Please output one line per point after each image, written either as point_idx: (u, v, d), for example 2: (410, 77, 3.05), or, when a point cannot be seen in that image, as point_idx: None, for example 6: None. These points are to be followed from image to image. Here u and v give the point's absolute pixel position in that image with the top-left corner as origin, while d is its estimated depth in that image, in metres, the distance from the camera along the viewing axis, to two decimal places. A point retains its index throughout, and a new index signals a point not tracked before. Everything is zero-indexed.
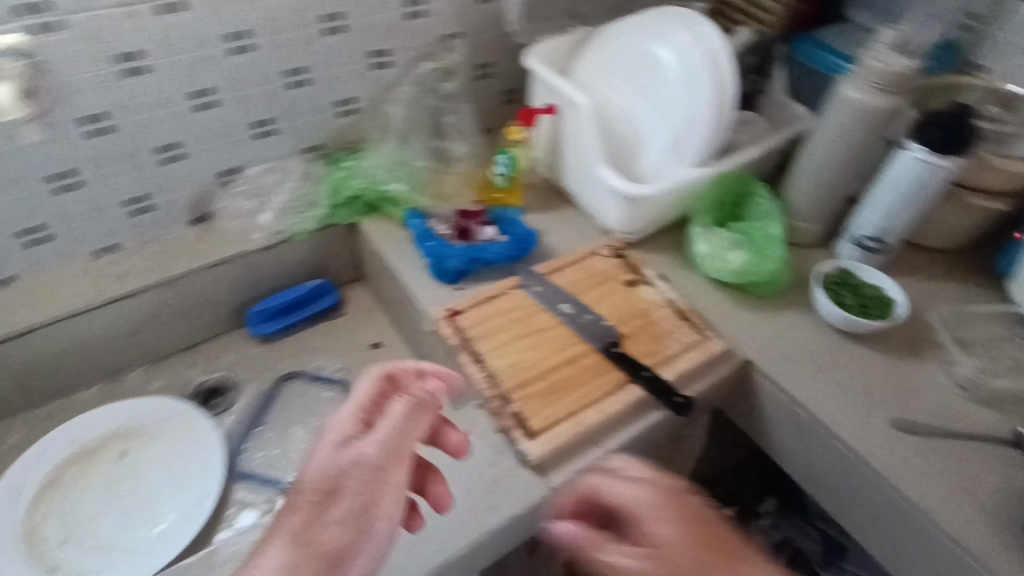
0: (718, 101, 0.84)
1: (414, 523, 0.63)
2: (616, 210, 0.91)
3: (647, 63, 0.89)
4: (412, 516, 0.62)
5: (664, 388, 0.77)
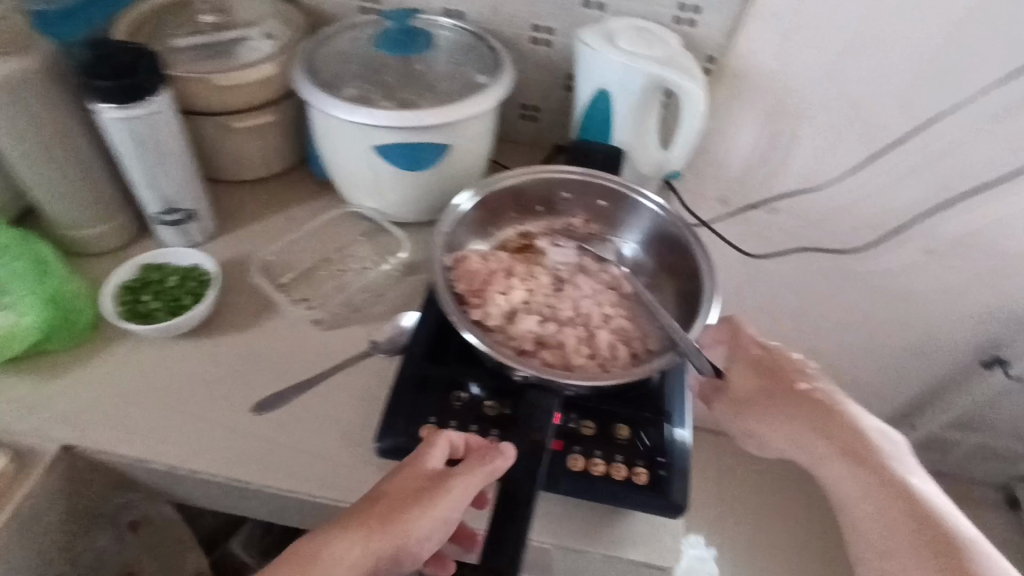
0: (588, 55, 0.75)
1: (498, 456, 0.51)
2: (182, 179, 0.69)
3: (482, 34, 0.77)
4: (480, 460, 0.51)
5: (477, 421, 0.58)
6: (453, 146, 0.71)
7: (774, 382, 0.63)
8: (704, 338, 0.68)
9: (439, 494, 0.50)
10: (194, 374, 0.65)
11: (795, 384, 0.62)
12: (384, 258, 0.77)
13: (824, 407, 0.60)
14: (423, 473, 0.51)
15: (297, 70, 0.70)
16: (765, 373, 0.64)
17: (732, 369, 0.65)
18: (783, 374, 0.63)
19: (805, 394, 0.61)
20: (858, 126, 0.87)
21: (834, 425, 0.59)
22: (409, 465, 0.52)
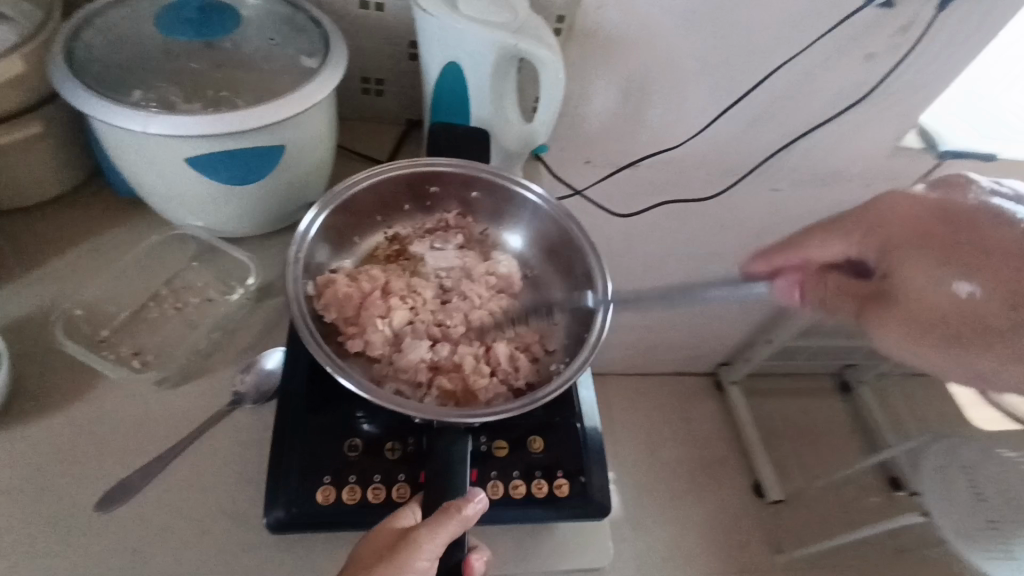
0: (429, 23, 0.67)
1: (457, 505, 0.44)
2: None
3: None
4: (445, 511, 0.44)
5: (377, 471, 0.52)
6: (290, 145, 0.59)
7: (938, 223, 0.56)
8: (814, 243, 0.60)
9: (405, 553, 0.43)
10: (2, 481, 0.50)
11: (986, 220, 0.56)
12: (230, 287, 0.65)
13: (997, 253, 0.54)
14: (396, 533, 0.45)
15: (55, 66, 0.53)
16: (941, 217, 0.57)
17: (901, 247, 0.57)
18: (976, 237, 0.55)
19: (959, 296, 0.54)
20: (713, 79, 0.88)
21: (1022, 269, 0.54)
22: (383, 527, 0.46)
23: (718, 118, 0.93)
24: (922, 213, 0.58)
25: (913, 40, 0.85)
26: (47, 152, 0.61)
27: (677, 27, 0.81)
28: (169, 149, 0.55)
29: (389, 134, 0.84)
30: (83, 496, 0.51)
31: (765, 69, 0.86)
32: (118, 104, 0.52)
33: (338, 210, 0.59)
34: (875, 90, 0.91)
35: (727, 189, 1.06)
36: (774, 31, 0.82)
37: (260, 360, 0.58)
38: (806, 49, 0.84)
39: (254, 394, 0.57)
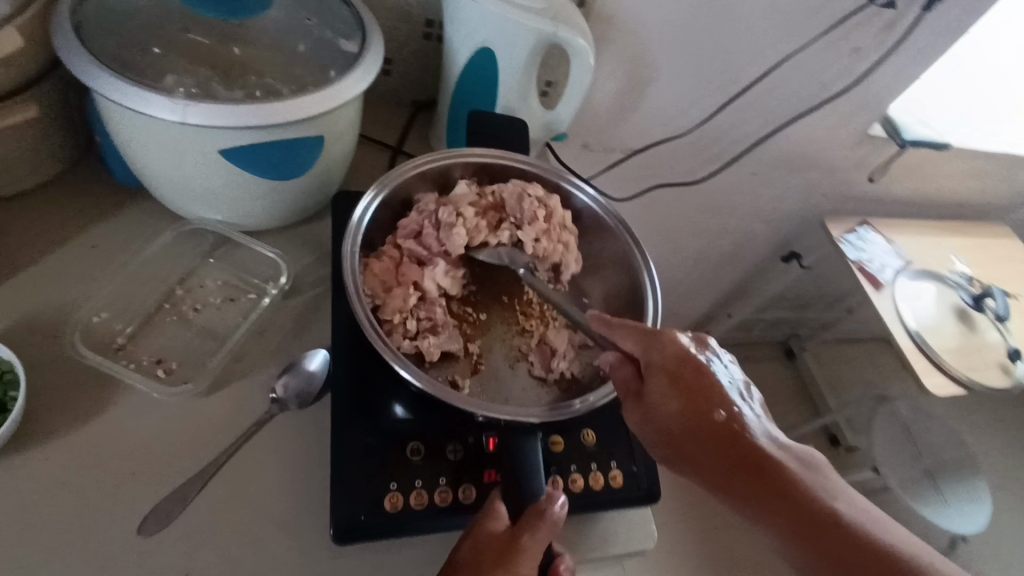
0: (458, 10, 0.65)
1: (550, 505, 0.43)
2: None
3: None
4: (537, 515, 0.42)
5: (438, 471, 0.51)
6: (327, 136, 0.56)
7: (694, 381, 0.48)
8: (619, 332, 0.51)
9: (512, 566, 0.41)
10: (39, 504, 0.46)
11: (710, 385, 0.48)
12: (254, 284, 0.61)
13: (738, 451, 0.46)
14: (491, 540, 0.43)
15: (65, 40, 0.47)
16: (684, 373, 0.48)
17: (654, 377, 0.48)
18: (706, 399, 0.47)
19: (670, 419, 0.47)
20: (714, 67, 0.90)
21: (757, 469, 0.46)
22: (473, 535, 0.43)
23: (714, 109, 0.96)
24: (675, 418, 0.47)
25: (896, 36, 0.91)
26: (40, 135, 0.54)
27: (684, 16, 0.82)
28: (201, 142, 0.50)
29: (396, 116, 0.80)
30: (125, 517, 0.47)
31: (764, 61, 0.90)
32: (146, 88, 0.47)
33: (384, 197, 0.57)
34: (855, 81, 0.96)
35: (711, 174, 1.10)
36: (776, 24, 0.85)
37: (302, 361, 0.56)
38: (803, 43, 0.88)
39: (297, 399, 0.54)
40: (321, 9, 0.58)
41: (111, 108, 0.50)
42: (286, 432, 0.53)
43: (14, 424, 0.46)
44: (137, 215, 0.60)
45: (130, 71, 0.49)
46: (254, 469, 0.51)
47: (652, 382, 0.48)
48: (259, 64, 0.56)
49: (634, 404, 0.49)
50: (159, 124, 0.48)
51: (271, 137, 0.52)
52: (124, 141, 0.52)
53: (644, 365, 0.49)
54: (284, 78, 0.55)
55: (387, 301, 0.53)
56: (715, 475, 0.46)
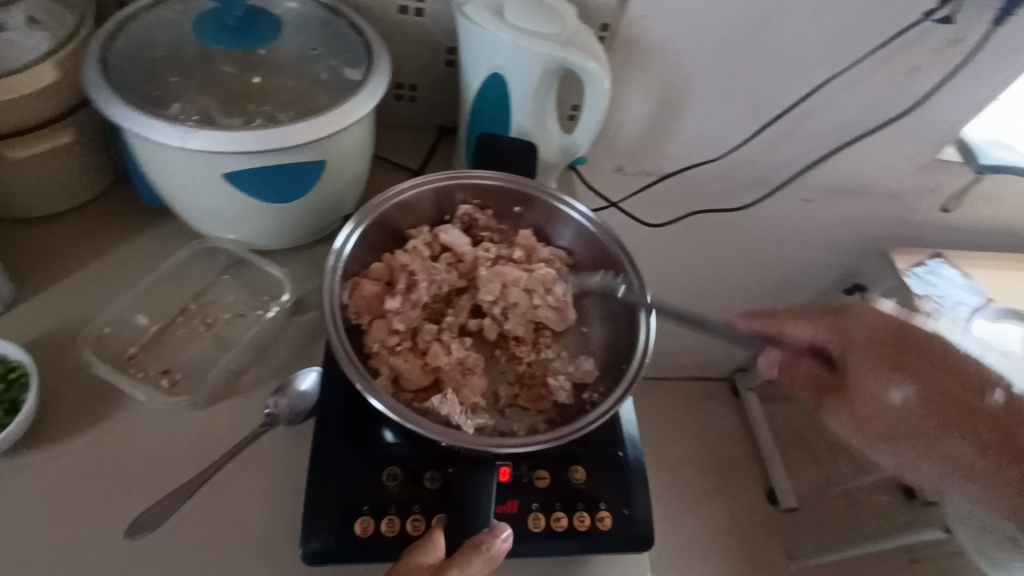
0: (469, 38, 0.66)
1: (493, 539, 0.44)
2: None
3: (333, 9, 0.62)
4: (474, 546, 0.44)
5: (412, 498, 0.50)
6: (330, 160, 0.57)
7: (890, 345, 0.59)
8: (791, 325, 0.61)
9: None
10: (40, 503, 0.49)
11: (930, 347, 0.59)
12: (262, 301, 0.63)
13: (918, 407, 0.57)
14: (422, 570, 0.44)
15: (90, 74, 0.52)
16: (895, 343, 0.59)
17: (855, 352, 0.59)
18: (927, 365, 0.58)
19: (896, 407, 0.57)
20: (754, 89, 0.85)
21: (986, 427, 0.57)
22: (404, 562, 0.45)
23: (756, 132, 0.91)
24: (863, 326, 0.60)
25: (964, 53, 0.83)
26: (74, 159, 0.60)
27: (717, 39, 0.79)
28: (207, 167, 0.53)
29: (420, 140, 0.82)
30: (113, 521, 0.49)
31: (810, 82, 0.84)
32: (155, 117, 0.51)
33: (380, 220, 0.59)
34: (918, 103, 0.88)
35: (759, 200, 1.04)
36: (821, 45, 0.80)
37: (294, 380, 0.57)
38: (853, 63, 0.82)
39: (287, 416, 0.55)
40: (333, 40, 0.61)
41: (130, 136, 0.54)
42: (272, 448, 0.54)
43: (22, 425, 0.50)
44: (162, 234, 0.65)
45: (145, 102, 0.52)
46: (239, 483, 0.53)
47: (857, 366, 0.59)
48: (270, 94, 0.58)
49: (838, 400, 0.60)
50: (167, 152, 0.51)
51: (272, 162, 0.54)
52: (144, 167, 0.56)
53: (838, 350, 0.61)
54: (291, 105, 0.57)
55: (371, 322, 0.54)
56: (928, 384, 0.57)
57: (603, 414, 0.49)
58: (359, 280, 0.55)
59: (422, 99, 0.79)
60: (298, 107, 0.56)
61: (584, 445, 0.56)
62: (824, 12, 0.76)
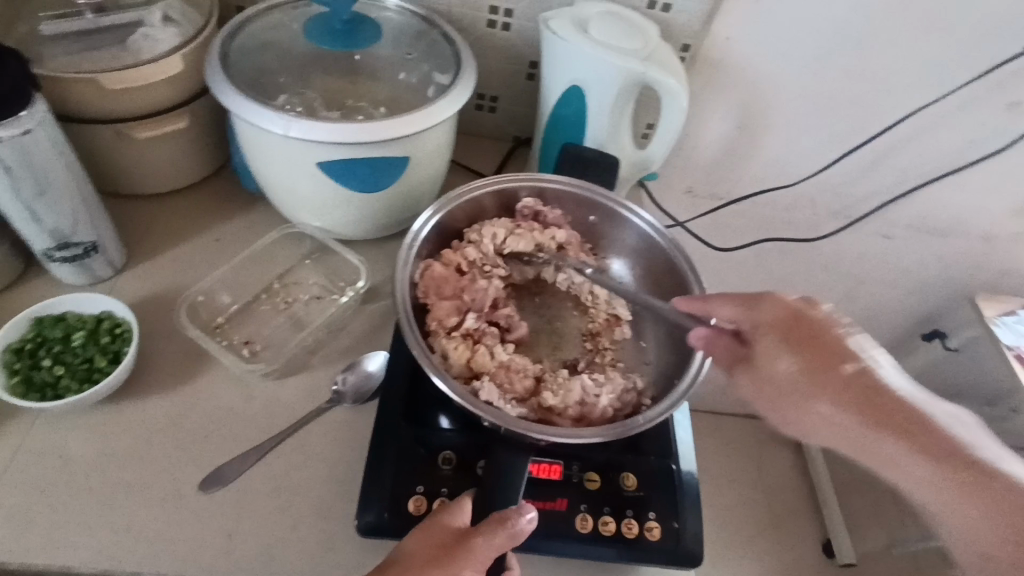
0: (552, 53, 0.68)
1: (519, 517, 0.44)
2: (78, 210, 0.56)
3: (429, 20, 0.66)
4: (499, 522, 0.44)
5: (463, 481, 0.52)
6: (414, 157, 0.61)
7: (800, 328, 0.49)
8: (716, 303, 0.53)
9: (459, 563, 0.43)
10: (130, 448, 0.54)
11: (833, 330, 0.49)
12: (339, 287, 0.67)
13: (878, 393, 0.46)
14: (448, 533, 0.45)
15: (212, 65, 0.57)
16: (800, 328, 0.49)
17: (760, 338, 0.50)
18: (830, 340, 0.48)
19: (788, 376, 0.48)
20: (836, 115, 0.84)
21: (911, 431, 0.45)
22: (431, 525, 0.45)
23: (835, 159, 0.89)
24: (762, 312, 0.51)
25: None
26: (185, 144, 0.66)
27: (802, 65, 0.79)
28: (303, 156, 0.58)
29: (495, 150, 0.85)
30: (189, 473, 0.53)
31: (898, 110, 0.82)
32: (264, 106, 0.55)
33: (456, 212, 0.62)
34: (1015, 141, 0.84)
35: (833, 232, 1.01)
36: (910, 76, 0.78)
37: (362, 360, 0.60)
38: (944, 93, 0.80)
39: (354, 394, 0.58)
40: (426, 49, 0.65)
41: (239, 124, 0.59)
42: (337, 423, 0.57)
43: (122, 376, 0.55)
44: (255, 220, 0.70)
45: (257, 94, 0.58)
46: (304, 453, 0.56)
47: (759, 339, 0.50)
48: (364, 94, 0.62)
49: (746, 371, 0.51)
50: (270, 138, 0.56)
51: (362, 155, 0.58)
52: (251, 153, 0.61)
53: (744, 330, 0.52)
54: (384, 106, 0.61)
55: (439, 301, 0.58)
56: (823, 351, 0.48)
57: (655, 418, 0.50)
58: (431, 263, 0.59)
59: (501, 110, 0.83)
60: (390, 108, 0.61)
61: (637, 452, 0.56)
62: (916, 42, 0.75)
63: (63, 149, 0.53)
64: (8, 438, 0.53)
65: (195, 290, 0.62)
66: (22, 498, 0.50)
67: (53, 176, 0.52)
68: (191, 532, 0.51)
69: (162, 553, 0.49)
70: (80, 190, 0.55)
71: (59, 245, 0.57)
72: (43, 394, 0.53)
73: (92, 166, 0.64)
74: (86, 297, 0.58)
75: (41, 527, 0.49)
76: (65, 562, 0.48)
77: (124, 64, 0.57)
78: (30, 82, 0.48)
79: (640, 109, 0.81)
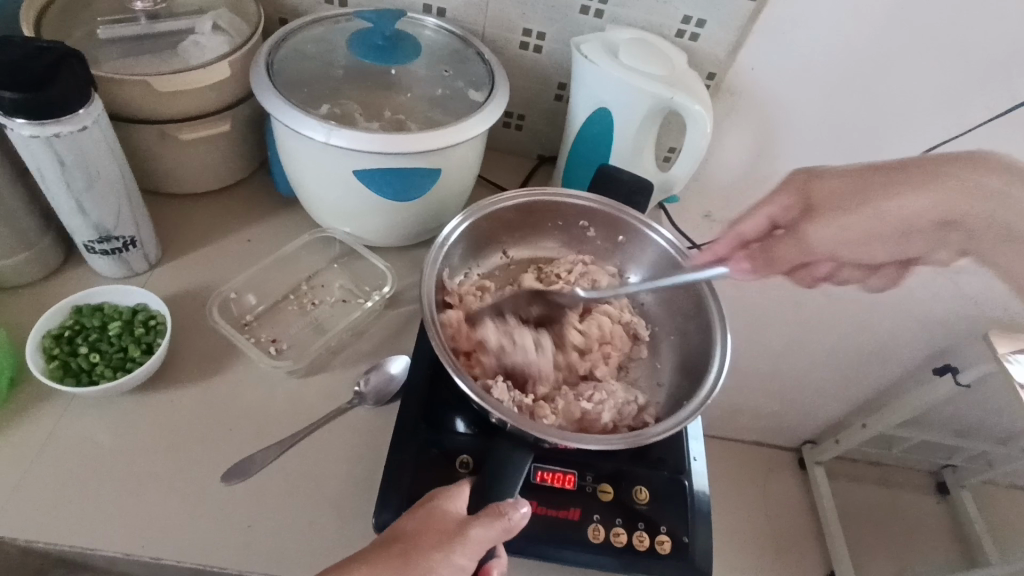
0: (581, 77, 0.71)
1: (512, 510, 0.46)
2: (123, 203, 0.58)
3: (464, 41, 0.69)
4: (496, 511, 0.46)
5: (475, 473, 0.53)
6: (445, 170, 0.63)
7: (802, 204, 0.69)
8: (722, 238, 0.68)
9: (456, 545, 0.44)
10: (157, 436, 0.55)
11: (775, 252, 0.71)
12: (364, 291, 0.69)
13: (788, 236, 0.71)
14: (448, 517, 0.46)
15: (257, 73, 0.60)
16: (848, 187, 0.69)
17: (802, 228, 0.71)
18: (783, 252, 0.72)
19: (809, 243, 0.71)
20: (856, 147, 0.85)
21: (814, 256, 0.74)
22: (430, 506, 0.46)
23: None
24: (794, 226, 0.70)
25: None
26: (224, 146, 0.69)
27: (823, 95, 0.80)
28: (339, 162, 0.60)
29: (520, 167, 0.87)
30: (213, 464, 0.54)
31: (918, 145, 0.84)
32: (304, 113, 0.58)
33: (485, 219, 0.64)
34: None
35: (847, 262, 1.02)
36: (929, 111, 0.79)
37: (385, 363, 0.62)
38: (965, 131, 0.81)
39: (375, 396, 0.60)
40: (460, 68, 0.68)
41: (280, 129, 0.61)
42: (358, 423, 0.59)
43: (153, 367, 0.56)
44: (286, 224, 0.73)
45: (299, 103, 0.60)
46: (325, 449, 0.57)
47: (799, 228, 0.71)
48: (400, 108, 0.65)
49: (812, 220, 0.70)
50: (308, 141, 0.58)
51: (396, 163, 0.60)
52: (289, 158, 0.63)
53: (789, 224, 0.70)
54: (418, 120, 0.63)
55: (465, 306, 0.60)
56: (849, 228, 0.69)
57: (665, 431, 0.51)
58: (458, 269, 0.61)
59: (527, 128, 0.85)
60: (424, 122, 0.63)
61: (650, 466, 0.57)
62: (938, 78, 0.76)
63: (115, 145, 0.55)
64: (41, 423, 0.55)
65: (227, 288, 0.65)
66: (52, 482, 0.52)
67: (103, 170, 0.55)
68: (213, 519, 0.52)
69: (182, 538, 0.51)
70: (124, 184, 0.57)
71: (101, 237, 0.59)
72: (79, 379, 0.55)
73: (136, 163, 0.67)
74: (123, 287, 0.60)
75: (68, 509, 0.51)
76: (91, 545, 0.49)
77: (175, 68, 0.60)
78: (90, 82, 0.51)
79: (663, 131, 0.82)
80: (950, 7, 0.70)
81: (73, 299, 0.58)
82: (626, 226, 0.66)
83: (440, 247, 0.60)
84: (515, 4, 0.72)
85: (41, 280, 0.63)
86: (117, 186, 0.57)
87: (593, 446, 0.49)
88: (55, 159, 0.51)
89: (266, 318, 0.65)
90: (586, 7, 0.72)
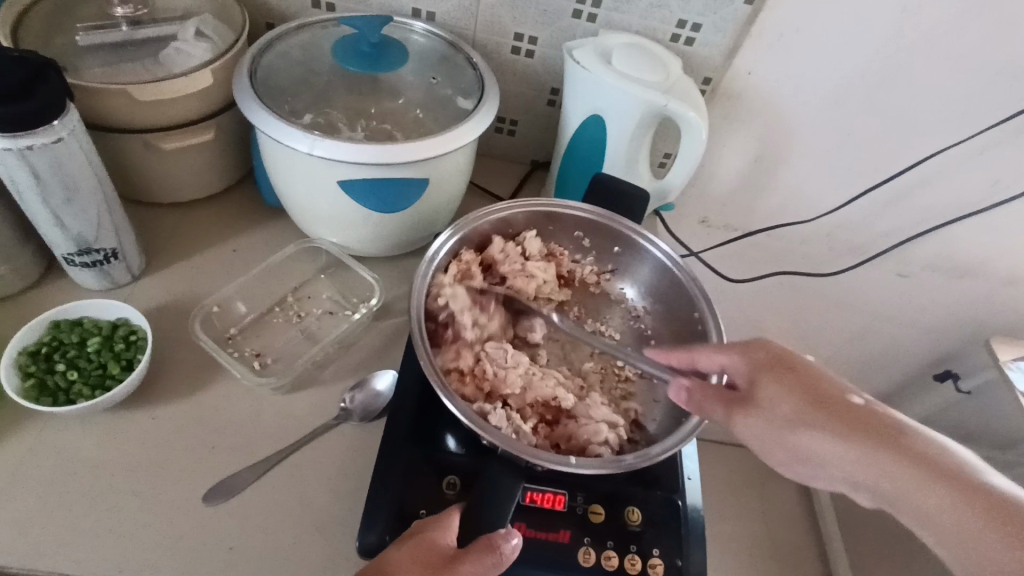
0: (574, 83, 0.69)
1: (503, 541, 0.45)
2: (101, 216, 0.57)
3: (455, 45, 0.67)
4: (488, 545, 0.44)
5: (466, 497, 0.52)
6: (433, 180, 0.61)
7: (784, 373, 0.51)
8: (703, 352, 0.55)
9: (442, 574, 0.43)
10: (135, 455, 0.54)
11: (810, 376, 0.50)
12: (352, 303, 0.68)
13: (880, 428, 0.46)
14: (435, 546, 0.44)
15: (240, 81, 0.59)
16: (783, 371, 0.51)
17: (759, 382, 0.51)
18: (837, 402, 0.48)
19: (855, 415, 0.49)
20: (854, 152, 0.84)
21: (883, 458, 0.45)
22: (421, 535, 0.45)
23: (852, 198, 0.89)
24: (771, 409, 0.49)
25: None
26: (208, 155, 0.67)
27: (821, 100, 0.79)
28: (325, 173, 0.58)
29: (513, 173, 0.86)
30: (194, 485, 0.53)
31: (917, 150, 0.82)
32: (289, 124, 0.56)
33: (476, 232, 0.62)
34: None
35: (847, 268, 1.00)
36: (929, 116, 0.78)
37: (371, 378, 0.60)
38: (964, 136, 0.79)
39: (361, 412, 0.59)
40: (451, 73, 0.66)
41: (265, 141, 0.60)
42: (342, 441, 0.58)
43: (133, 384, 0.55)
44: (271, 234, 0.71)
45: (286, 112, 0.59)
46: (310, 469, 0.56)
47: (761, 388, 0.50)
48: (388, 116, 0.64)
49: (746, 410, 0.50)
50: (293, 152, 0.57)
51: (385, 175, 0.58)
52: (275, 169, 0.62)
53: (748, 378, 0.51)
54: (408, 128, 0.62)
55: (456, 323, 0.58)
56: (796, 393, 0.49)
57: (663, 452, 0.49)
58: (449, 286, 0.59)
59: (520, 134, 0.83)
60: (413, 131, 0.62)
61: (643, 485, 0.55)
62: (939, 81, 0.74)
63: (93, 157, 0.54)
64: (16, 442, 0.53)
65: (211, 301, 0.63)
66: (26, 505, 0.50)
67: (79, 182, 0.53)
68: (191, 543, 0.50)
69: (159, 563, 0.49)
70: (102, 197, 0.56)
71: (81, 249, 0.58)
72: (55, 398, 0.53)
73: (118, 173, 0.66)
74: (103, 302, 0.59)
75: (41, 534, 0.49)
76: (68, 570, 0.48)
77: (156, 76, 0.58)
78: (66, 93, 0.49)
79: (659, 137, 0.81)
80: (952, 10, 0.68)
81: (53, 313, 0.57)
82: (622, 236, 0.65)
83: (433, 265, 0.58)
84: (506, 8, 0.70)
85: (21, 292, 0.62)
86: (95, 198, 0.55)
87: (587, 471, 0.48)
88: (30, 172, 0.50)
89: (251, 331, 0.64)
90: (579, 11, 0.70)
